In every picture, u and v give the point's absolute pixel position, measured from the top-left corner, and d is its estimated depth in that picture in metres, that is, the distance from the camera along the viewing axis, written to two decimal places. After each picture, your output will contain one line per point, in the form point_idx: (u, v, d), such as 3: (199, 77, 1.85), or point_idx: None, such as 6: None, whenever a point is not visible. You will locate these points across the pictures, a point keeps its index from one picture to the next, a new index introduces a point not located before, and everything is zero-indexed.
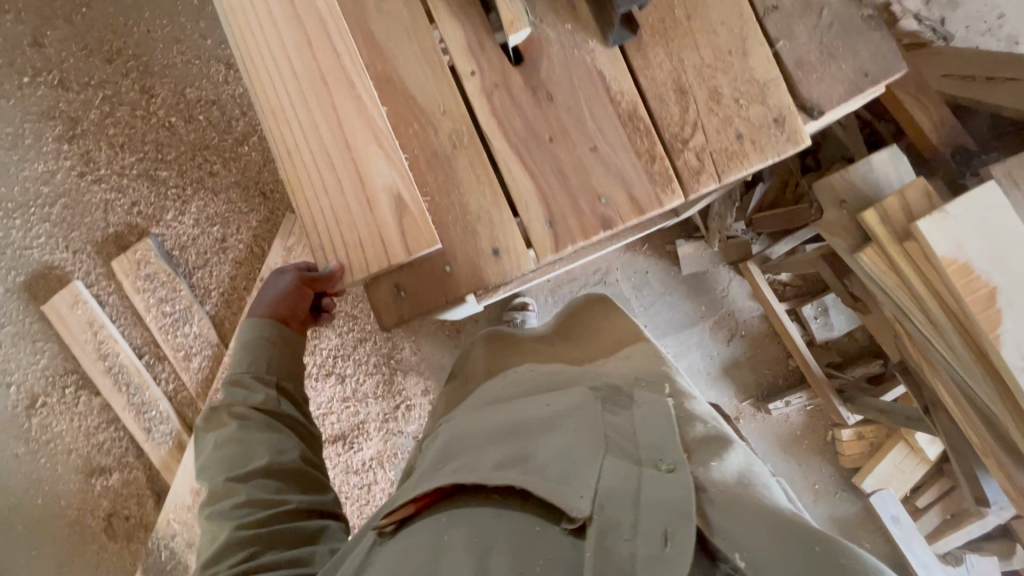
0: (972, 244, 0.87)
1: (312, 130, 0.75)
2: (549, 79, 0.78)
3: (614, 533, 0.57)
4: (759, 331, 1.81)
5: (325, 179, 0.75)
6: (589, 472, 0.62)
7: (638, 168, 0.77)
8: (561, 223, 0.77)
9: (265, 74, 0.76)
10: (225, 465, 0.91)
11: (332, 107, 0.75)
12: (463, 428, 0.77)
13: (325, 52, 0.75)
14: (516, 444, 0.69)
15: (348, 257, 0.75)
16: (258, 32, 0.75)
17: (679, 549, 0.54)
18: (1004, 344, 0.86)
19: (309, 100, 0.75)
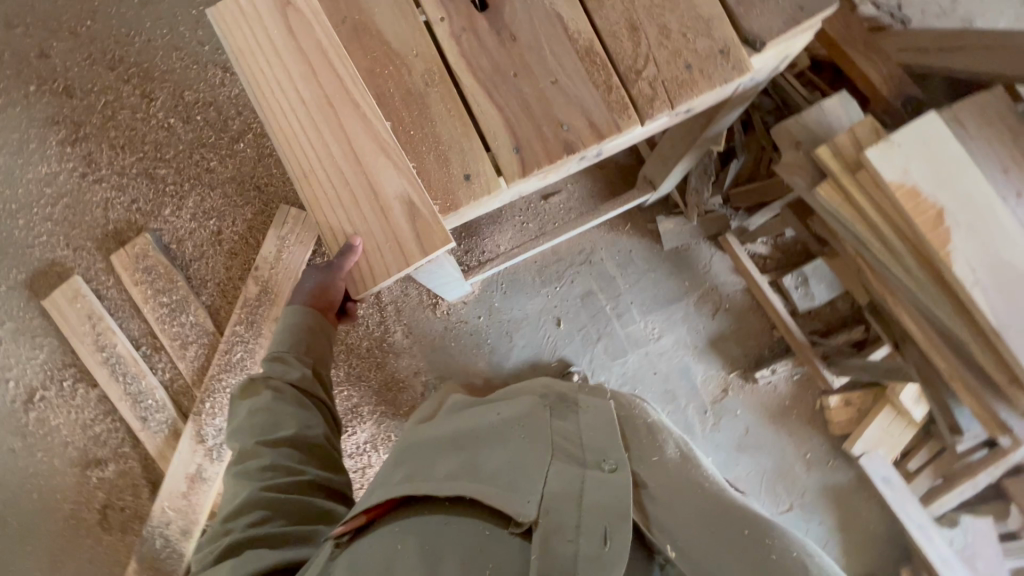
0: (918, 168, 0.92)
1: (321, 146, 0.83)
2: (512, 22, 0.85)
3: (557, 534, 0.73)
4: (742, 304, 1.84)
5: (342, 194, 0.82)
6: (536, 482, 0.78)
7: (596, 97, 0.83)
8: (527, 148, 0.82)
9: (277, 105, 0.84)
10: (255, 430, 0.94)
11: (338, 124, 0.82)
12: (415, 441, 0.92)
13: (329, 78, 0.83)
14: (469, 454, 0.85)
15: (370, 259, 0.81)
16: (264, 65, 0.84)
17: (616, 547, 0.71)
18: (956, 261, 0.91)
19: (318, 121, 0.83)
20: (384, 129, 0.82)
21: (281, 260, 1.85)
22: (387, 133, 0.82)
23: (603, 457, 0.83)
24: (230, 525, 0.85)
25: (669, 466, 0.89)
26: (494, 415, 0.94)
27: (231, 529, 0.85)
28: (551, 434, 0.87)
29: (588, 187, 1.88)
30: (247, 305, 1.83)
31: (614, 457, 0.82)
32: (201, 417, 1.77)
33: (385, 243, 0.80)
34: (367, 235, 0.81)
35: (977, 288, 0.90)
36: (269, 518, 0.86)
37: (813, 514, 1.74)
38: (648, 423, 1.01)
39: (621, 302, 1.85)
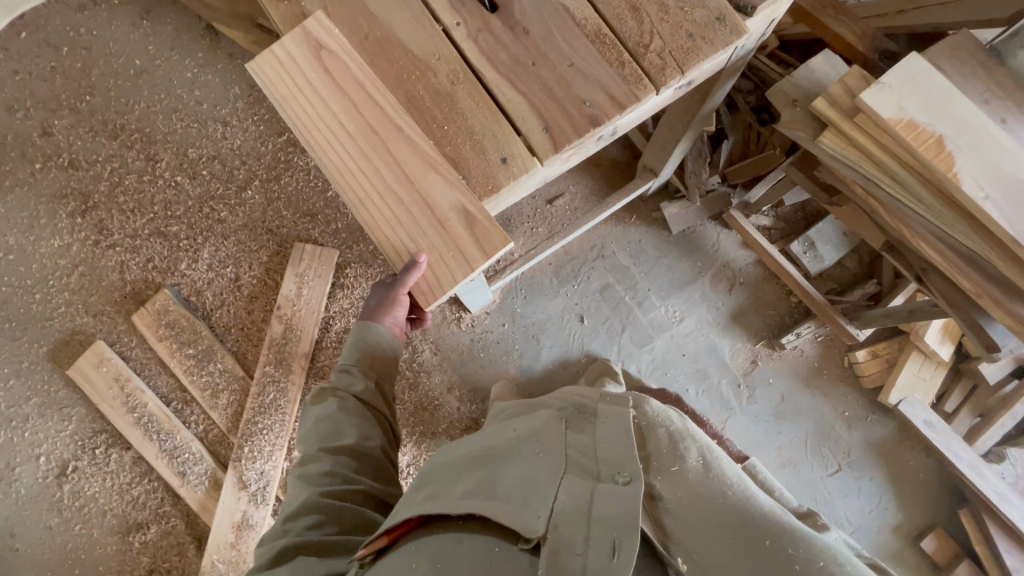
0: (912, 103, 0.99)
1: (373, 172, 0.89)
2: (523, 18, 0.92)
3: (567, 549, 0.71)
4: (756, 276, 1.90)
5: (400, 214, 0.88)
6: (548, 495, 0.77)
7: (612, 73, 0.89)
8: (555, 127, 0.88)
9: (324, 140, 0.90)
10: (320, 437, 1.00)
11: (385, 148, 0.88)
12: (437, 460, 0.94)
13: (370, 108, 0.89)
14: (488, 472, 0.85)
15: (435, 270, 0.87)
16: (306, 106, 0.90)
17: (625, 557, 0.69)
18: (964, 181, 0.97)
19: (365, 148, 0.89)
20: (431, 147, 0.88)
21: (301, 297, 1.88)
22: (433, 149, 0.88)
23: (617, 469, 0.79)
24: (288, 525, 0.90)
25: (689, 478, 0.84)
26: (512, 431, 0.92)
27: (288, 530, 0.89)
28: (567, 443, 0.85)
29: (589, 187, 1.96)
30: (274, 345, 1.84)
31: (629, 468, 0.79)
32: (241, 463, 1.75)
33: (450, 258, 0.87)
34: (431, 245, 0.87)
35: (988, 202, 0.96)
36: (322, 523, 0.90)
37: (862, 471, 1.75)
38: (669, 430, 0.91)
39: (640, 291, 1.89)
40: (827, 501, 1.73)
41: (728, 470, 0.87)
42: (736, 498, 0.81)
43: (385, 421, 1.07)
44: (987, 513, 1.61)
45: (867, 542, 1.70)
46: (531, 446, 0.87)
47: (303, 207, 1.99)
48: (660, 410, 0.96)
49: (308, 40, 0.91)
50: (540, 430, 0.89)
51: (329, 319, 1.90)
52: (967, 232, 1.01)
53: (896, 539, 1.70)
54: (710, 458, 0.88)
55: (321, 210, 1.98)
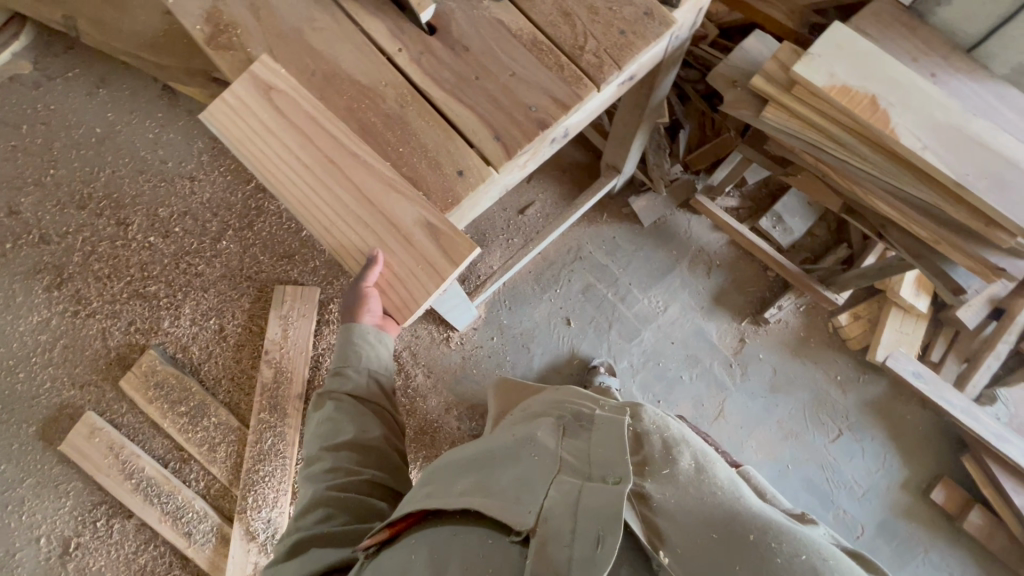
0: (842, 71, 1.05)
1: (335, 200, 0.91)
2: (462, 37, 0.96)
3: (554, 540, 0.71)
4: (731, 256, 1.94)
5: (366, 236, 0.90)
6: (539, 490, 0.78)
7: (552, 77, 0.93)
8: (506, 135, 0.90)
9: (284, 176, 0.93)
10: (320, 437, 1.02)
11: (343, 176, 0.91)
12: (437, 463, 0.96)
13: (324, 140, 0.92)
14: (485, 472, 0.87)
15: (410, 289, 0.89)
16: (264, 147, 0.93)
17: (608, 548, 0.68)
18: (902, 135, 1.01)
19: (325, 178, 0.91)
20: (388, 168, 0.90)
21: (288, 338, 1.88)
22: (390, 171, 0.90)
23: (609, 471, 0.78)
24: (299, 521, 0.93)
25: (680, 479, 0.83)
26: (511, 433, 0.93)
27: (299, 526, 0.92)
28: (560, 445, 0.85)
29: (558, 192, 2.02)
30: (266, 391, 1.83)
31: (620, 468, 0.78)
32: (246, 514, 1.73)
33: (418, 272, 0.88)
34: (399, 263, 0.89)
35: (927, 152, 1.00)
36: (330, 516, 0.92)
37: (863, 432, 1.77)
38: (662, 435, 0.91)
39: (621, 286, 1.92)
40: (833, 466, 1.74)
41: (724, 472, 0.86)
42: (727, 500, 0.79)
43: (386, 414, 1.07)
44: (988, 455, 1.64)
45: (879, 501, 1.71)
46: (523, 448, 0.87)
47: (279, 249, 2.00)
48: (658, 415, 0.96)
49: (258, 84, 0.94)
50: (536, 433, 0.88)
51: (318, 357, 1.90)
52: (913, 183, 1.05)
53: (906, 495, 1.72)
54: (705, 462, 0.87)
55: (298, 250, 2.00)
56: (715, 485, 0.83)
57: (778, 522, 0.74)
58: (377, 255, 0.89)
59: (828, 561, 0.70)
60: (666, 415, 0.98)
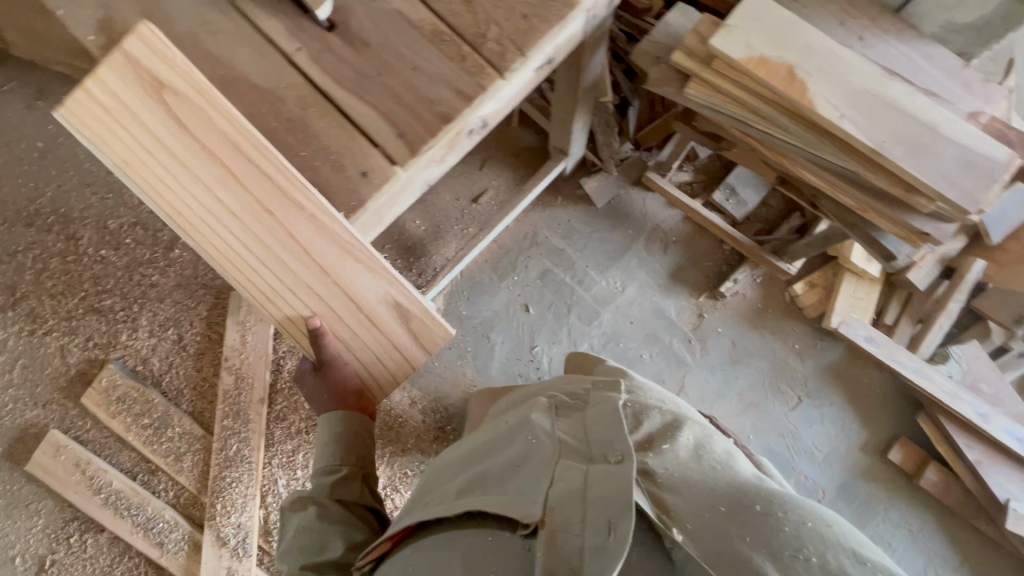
0: (758, 41, 1.03)
1: (277, 258, 0.88)
2: (362, 31, 0.93)
3: (565, 529, 0.73)
4: (686, 232, 1.93)
5: (316, 300, 0.90)
6: (544, 477, 0.82)
7: (455, 68, 0.91)
8: (409, 132, 0.88)
9: (214, 229, 0.88)
10: (303, 551, 0.97)
11: (286, 232, 0.87)
12: (441, 469, 1.03)
13: (259, 186, 0.86)
14: (483, 466, 0.93)
15: (377, 363, 0.94)
16: (179, 187, 0.86)
17: (620, 535, 0.70)
18: (819, 104, 1.00)
19: (263, 232, 0.87)
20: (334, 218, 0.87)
21: (247, 344, 1.87)
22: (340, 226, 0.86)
23: (611, 448, 0.82)
24: None
25: (681, 455, 0.93)
26: (505, 426, 1.01)
27: None
28: (555, 428, 0.91)
29: (511, 179, 2.00)
30: (228, 397, 1.83)
31: (621, 445, 0.81)
32: (216, 521, 1.74)
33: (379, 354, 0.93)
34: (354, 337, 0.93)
35: (845, 120, 0.99)
36: None
37: (822, 398, 1.79)
38: (662, 414, 1.04)
39: (578, 269, 1.92)
40: (793, 434, 1.76)
41: (718, 446, 1.01)
42: (729, 476, 0.90)
43: (371, 517, 1.06)
44: (942, 413, 1.66)
45: (839, 464, 1.74)
46: (516, 440, 0.93)
47: None
48: (651, 391, 1.16)
49: (157, 97, 0.83)
50: (531, 416, 0.96)
51: (280, 360, 1.89)
52: (834, 152, 1.03)
53: (865, 458, 1.74)
54: (701, 439, 1.00)
55: None
56: (711, 462, 0.95)
57: (779, 496, 0.85)
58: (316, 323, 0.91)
59: (827, 523, 0.81)
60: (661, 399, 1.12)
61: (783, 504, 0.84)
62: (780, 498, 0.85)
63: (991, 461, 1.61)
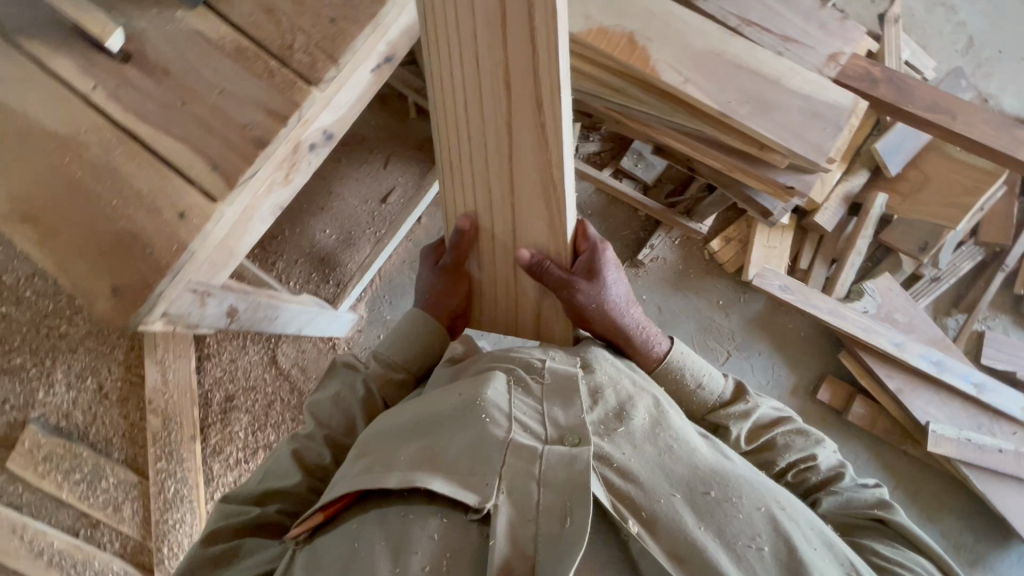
0: (596, 11, 0.98)
1: (482, 148, 0.92)
2: (160, 59, 0.86)
3: (521, 517, 0.74)
4: (601, 203, 1.88)
5: (477, 191, 0.99)
6: (496, 461, 0.78)
7: (263, 87, 0.85)
8: (223, 163, 0.83)
9: (452, 99, 0.91)
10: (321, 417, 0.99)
11: (510, 149, 0.89)
12: (373, 431, 0.89)
13: (525, 105, 0.84)
14: (433, 440, 0.84)
15: (501, 280, 1.07)
16: (467, 54, 0.85)
17: (578, 524, 0.72)
18: (663, 71, 0.96)
19: (490, 135, 0.90)
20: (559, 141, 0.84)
21: (169, 383, 1.78)
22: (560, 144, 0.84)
23: (567, 432, 0.83)
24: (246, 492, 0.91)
25: (637, 435, 0.85)
26: (455, 393, 0.88)
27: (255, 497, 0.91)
28: (513, 407, 0.85)
29: (417, 173, 1.93)
30: (159, 440, 1.77)
31: (579, 429, 0.83)
32: (164, 565, 1.71)
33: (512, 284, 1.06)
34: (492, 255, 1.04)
35: (690, 85, 0.95)
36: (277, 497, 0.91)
37: (750, 349, 1.80)
38: (618, 392, 0.91)
39: None
40: None
41: (677, 419, 0.90)
42: (689, 454, 0.84)
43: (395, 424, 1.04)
44: (863, 349, 1.69)
45: None
46: (475, 412, 0.84)
47: None
48: (605, 363, 0.96)
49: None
50: (487, 392, 0.85)
51: (208, 394, 1.84)
52: (686, 117, 1.00)
53: (798, 401, 1.77)
54: (659, 412, 0.89)
55: None
56: (673, 436, 0.86)
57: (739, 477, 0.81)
58: (463, 227, 1.02)
59: (783, 507, 0.80)
60: (616, 362, 0.98)
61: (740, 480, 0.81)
62: (735, 474, 0.83)
63: (911, 388, 1.65)
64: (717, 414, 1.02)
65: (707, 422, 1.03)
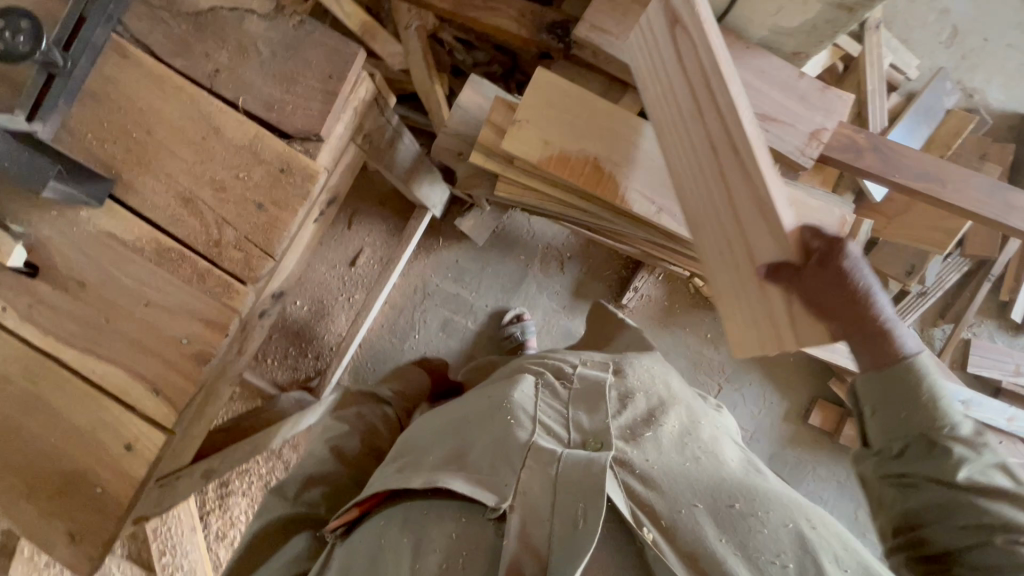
0: (556, 133, 0.88)
1: (710, 194, 0.66)
2: (72, 269, 0.76)
3: (533, 518, 0.73)
4: (580, 244, 1.81)
5: (715, 242, 0.67)
6: (516, 462, 0.78)
7: (194, 293, 0.76)
8: (163, 384, 0.76)
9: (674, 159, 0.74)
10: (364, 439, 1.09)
11: (723, 178, 0.63)
12: (408, 437, 0.93)
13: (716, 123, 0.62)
14: (459, 439, 0.85)
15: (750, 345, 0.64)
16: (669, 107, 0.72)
17: (590, 522, 0.70)
18: (634, 200, 0.88)
19: (708, 172, 0.66)
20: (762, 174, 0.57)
21: None
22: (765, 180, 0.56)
23: (591, 437, 0.83)
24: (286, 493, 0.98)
25: (663, 443, 0.86)
26: (485, 399, 0.91)
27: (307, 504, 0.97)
28: (538, 410, 0.86)
29: (383, 229, 1.80)
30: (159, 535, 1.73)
31: (601, 436, 0.83)
32: None
33: (756, 310, 0.61)
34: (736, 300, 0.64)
35: (664, 215, 0.88)
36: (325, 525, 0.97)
37: (740, 379, 1.80)
38: (647, 395, 0.94)
39: (478, 313, 1.81)
40: None
41: (705, 431, 0.92)
42: (714, 464, 0.85)
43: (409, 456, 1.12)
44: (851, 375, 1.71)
45: (767, 439, 1.79)
46: (504, 409, 0.85)
47: None
48: (640, 371, 0.99)
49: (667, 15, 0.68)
50: (512, 394, 0.88)
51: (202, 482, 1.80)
52: (662, 237, 0.94)
53: (789, 425, 1.80)
54: (689, 423, 0.92)
55: None
56: (697, 447, 0.88)
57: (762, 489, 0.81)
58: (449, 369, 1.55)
59: (811, 524, 0.78)
60: (650, 366, 1.02)
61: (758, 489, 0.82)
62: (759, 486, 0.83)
63: None
64: (942, 435, 0.72)
65: (923, 441, 0.72)
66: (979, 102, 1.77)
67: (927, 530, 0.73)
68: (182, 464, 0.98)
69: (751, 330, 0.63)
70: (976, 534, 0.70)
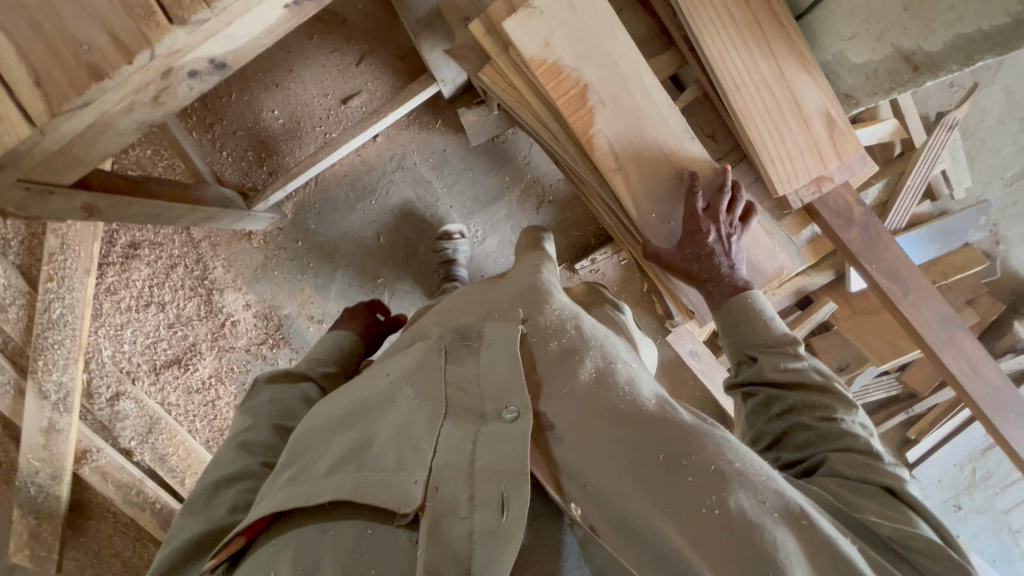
0: (560, 39, 0.85)
1: (753, 65, 0.97)
2: None
3: (449, 515, 0.64)
4: (564, 195, 1.77)
5: (767, 104, 0.97)
6: (425, 454, 0.69)
7: (114, 6, 0.69)
8: (46, 81, 0.70)
9: (707, 24, 0.96)
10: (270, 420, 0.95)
11: (767, 46, 0.97)
12: (304, 431, 0.82)
13: (759, 5, 0.97)
14: (361, 431, 0.76)
15: (792, 167, 0.98)
16: None
17: (513, 513, 0.63)
18: (600, 145, 0.90)
19: (753, 48, 0.97)
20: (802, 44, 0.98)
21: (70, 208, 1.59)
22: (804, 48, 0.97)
23: (505, 403, 0.73)
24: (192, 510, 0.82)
25: (581, 395, 0.77)
26: (384, 375, 0.85)
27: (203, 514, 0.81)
28: (448, 379, 0.78)
29: (389, 83, 1.71)
30: (52, 260, 1.62)
31: (516, 401, 0.73)
32: (37, 374, 1.66)
33: (804, 143, 0.97)
34: (776, 147, 0.98)
35: (619, 174, 0.92)
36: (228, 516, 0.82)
37: None
38: (562, 343, 0.84)
39: (440, 208, 1.77)
40: None
41: (622, 371, 0.82)
42: (626, 402, 0.76)
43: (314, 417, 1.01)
44: None
45: None
46: (412, 381, 0.80)
47: None
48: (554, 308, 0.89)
49: None
50: (415, 369, 0.81)
51: (113, 234, 1.73)
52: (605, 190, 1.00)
53: None
54: (606, 365, 0.82)
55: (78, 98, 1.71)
56: (616, 392, 0.77)
57: (700, 429, 0.73)
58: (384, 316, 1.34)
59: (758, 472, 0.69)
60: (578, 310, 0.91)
61: (697, 436, 0.72)
62: (691, 428, 0.74)
63: None
64: (753, 343, 0.90)
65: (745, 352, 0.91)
66: (1000, 253, 1.71)
67: (757, 425, 0.90)
68: (58, 180, 0.91)
69: (807, 148, 0.98)
70: (783, 421, 0.86)
